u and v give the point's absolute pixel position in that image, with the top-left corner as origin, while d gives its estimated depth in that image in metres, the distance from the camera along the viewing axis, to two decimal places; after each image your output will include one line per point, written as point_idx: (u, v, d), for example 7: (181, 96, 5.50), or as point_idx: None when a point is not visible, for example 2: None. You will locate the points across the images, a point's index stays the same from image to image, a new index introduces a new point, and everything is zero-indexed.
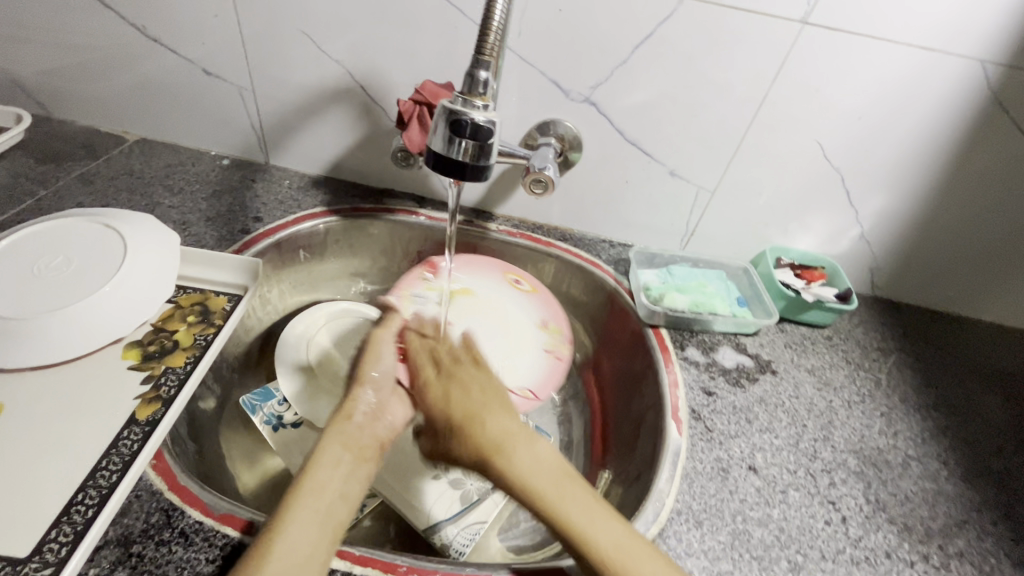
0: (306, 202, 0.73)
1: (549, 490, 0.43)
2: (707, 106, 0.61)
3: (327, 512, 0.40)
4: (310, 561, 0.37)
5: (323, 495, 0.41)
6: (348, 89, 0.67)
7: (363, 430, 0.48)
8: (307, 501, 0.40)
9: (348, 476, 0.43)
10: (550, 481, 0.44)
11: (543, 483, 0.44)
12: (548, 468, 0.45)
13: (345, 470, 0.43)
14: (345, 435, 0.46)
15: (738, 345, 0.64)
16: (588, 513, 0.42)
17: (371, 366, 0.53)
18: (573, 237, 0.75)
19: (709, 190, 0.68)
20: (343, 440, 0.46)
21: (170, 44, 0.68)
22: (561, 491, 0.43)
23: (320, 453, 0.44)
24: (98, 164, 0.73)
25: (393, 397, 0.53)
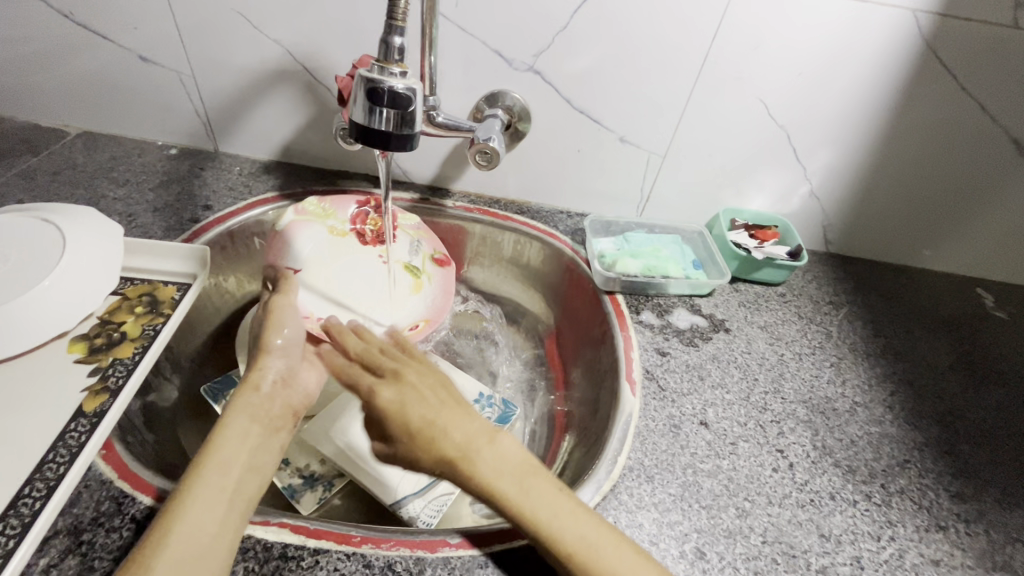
0: (257, 188, 0.72)
1: (511, 490, 0.43)
2: (653, 69, 0.61)
3: (234, 489, 0.40)
4: (215, 548, 0.36)
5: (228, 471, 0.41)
6: (290, 70, 0.66)
7: (272, 399, 0.49)
8: (210, 481, 0.39)
9: (256, 446, 0.44)
10: (510, 474, 0.44)
11: (507, 484, 0.43)
12: (507, 464, 0.45)
13: (252, 437, 0.44)
14: (252, 407, 0.47)
15: (693, 306, 0.65)
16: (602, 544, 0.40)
17: (275, 333, 0.54)
18: (530, 210, 0.75)
19: (660, 155, 0.68)
20: (252, 413, 0.46)
21: (100, 30, 0.66)
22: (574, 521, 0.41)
23: (227, 422, 0.44)
24: (39, 159, 0.71)
25: (302, 363, 0.54)
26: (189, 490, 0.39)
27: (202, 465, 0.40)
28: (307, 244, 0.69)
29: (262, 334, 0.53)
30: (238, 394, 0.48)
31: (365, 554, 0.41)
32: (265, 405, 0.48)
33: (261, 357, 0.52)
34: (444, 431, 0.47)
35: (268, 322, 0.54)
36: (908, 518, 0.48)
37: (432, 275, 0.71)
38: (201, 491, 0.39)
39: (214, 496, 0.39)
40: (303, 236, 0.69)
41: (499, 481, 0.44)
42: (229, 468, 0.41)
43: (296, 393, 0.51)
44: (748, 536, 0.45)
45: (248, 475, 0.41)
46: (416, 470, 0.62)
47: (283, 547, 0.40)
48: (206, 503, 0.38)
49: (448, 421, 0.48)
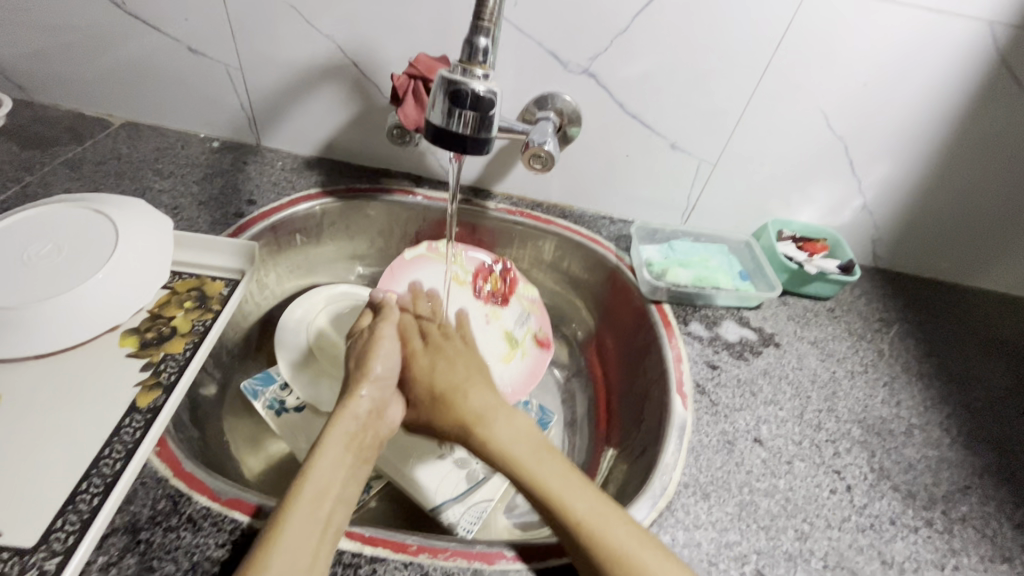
0: (300, 184, 0.71)
1: (552, 483, 0.43)
2: (711, 75, 0.60)
3: (327, 521, 0.39)
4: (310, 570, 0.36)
5: (323, 503, 0.40)
6: (339, 66, 0.65)
7: (366, 430, 0.47)
8: (307, 508, 0.38)
9: (347, 477, 0.43)
10: (532, 452, 0.46)
11: (521, 451, 0.46)
12: (524, 440, 0.47)
13: (347, 472, 0.43)
14: (347, 432, 0.45)
15: (741, 318, 0.64)
16: (607, 523, 0.40)
17: (376, 361, 0.51)
18: (573, 214, 0.74)
19: (711, 163, 0.67)
20: (347, 442, 0.45)
21: (151, 21, 0.65)
22: (605, 520, 0.40)
23: (324, 449, 0.43)
24: (84, 148, 0.71)
25: (393, 397, 0.52)
26: (284, 518, 0.38)
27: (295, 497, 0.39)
28: (419, 283, 0.70)
29: (363, 360, 0.51)
30: (339, 414, 0.47)
31: (421, 563, 0.40)
32: (359, 434, 0.46)
33: (354, 386, 0.49)
34: (466, 395, 0.51)
35: (370, 350, 0.52)
36: (972, 546, 0.47)
37: (528, 352, 0.68)
38: (296, 520, 0.37)
39: (308, 525, 0.38)
40: (422, 274, 0.71)
41: (529, 466, 0.45)
42: (324, 506, 0.39)
43: (386, 425, 0.49)
44: (809, 560, 0.44)
45: (338, 509, 0.40)
46: (454, 475, 0.61)
47: (340, 553, 0.40)
48: (297, 544, 0.36)
49: (471, 388, 0.52)
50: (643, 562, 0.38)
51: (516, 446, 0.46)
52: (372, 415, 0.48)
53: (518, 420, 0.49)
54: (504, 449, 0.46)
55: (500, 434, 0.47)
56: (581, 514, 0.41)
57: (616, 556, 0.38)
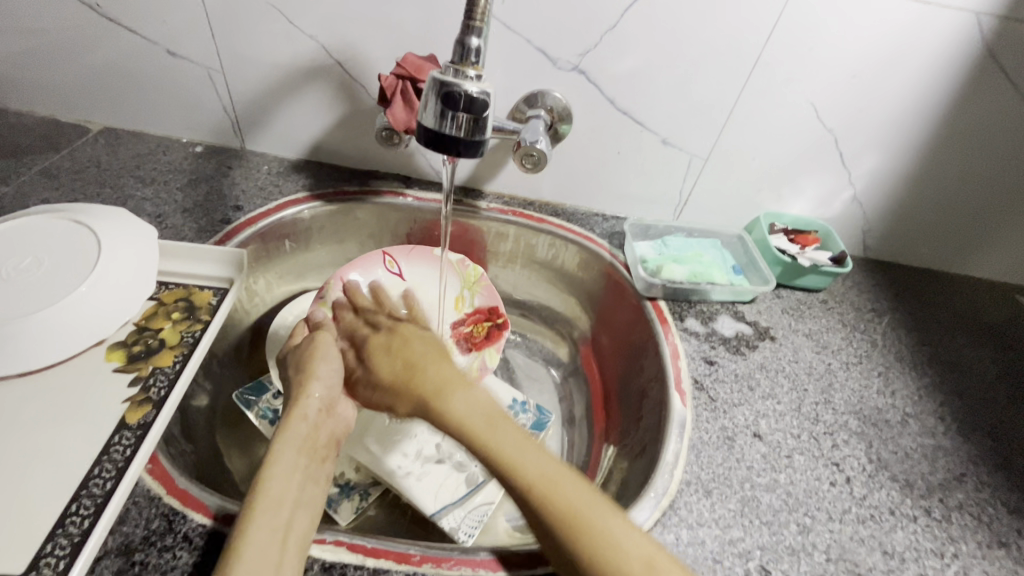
0: (287, 188, 0.70)
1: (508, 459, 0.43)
2: (702, 70, 0.59)
3: (286, 527, 0.38)
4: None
5: (281, 509, 0.39)
6: (324, 67, 0.64)
7: (319, 428, 0.48)
8: (265, 517, 0.38)
9: (304, 480, 0.42)
10: (482, 423, 0.46)
11: (504, 450, 0.43)
12: (511, 440, 0.44)
13: (303, 474, 0.43)
14: (300, 437, 0.45)
15: (736, 313, 0.64)
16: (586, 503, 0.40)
17: (320, 363, 0.52)
18: (565, 212, 0.74)
19: (702, 158, 0.67)
20: (300, 445, 0.45)
21: (128, 24, 0.63)
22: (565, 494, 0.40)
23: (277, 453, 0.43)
24: (62, 156, 0.69)
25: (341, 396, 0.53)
26: (248, 527, 0.37)
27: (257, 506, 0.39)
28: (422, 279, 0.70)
29: (307, 364, 0.52)
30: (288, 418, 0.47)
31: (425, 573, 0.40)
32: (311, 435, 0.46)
33: (303, 387, 0.50)
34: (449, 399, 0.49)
35: (313, 352, 0.53)
36: (969, 533, 0.47)
37: None
38: (257, 529, 0.37)
39: (269, 533, 0.37)
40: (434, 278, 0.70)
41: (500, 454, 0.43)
42: (283, 507, 0.39)
43: (339, 421, 0.50)
44: (811, 553, 0.44)
45: (297, 515, 0.40)
46: (454, 478, 0.61)
47: (342, 567, 0.39)
48: (262, 544, 0.36)
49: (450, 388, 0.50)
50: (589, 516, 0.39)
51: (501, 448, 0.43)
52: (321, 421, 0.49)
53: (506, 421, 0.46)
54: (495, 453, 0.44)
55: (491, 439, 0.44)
56: (537, 477, 0.41)
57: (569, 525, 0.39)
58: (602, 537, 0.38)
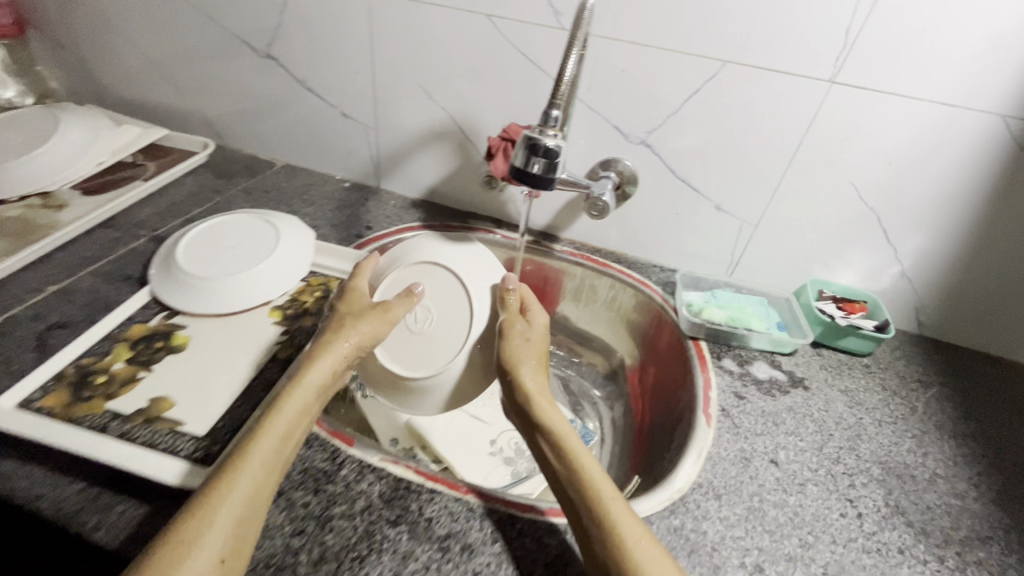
0: (406, 218, 0.89)
1: (600, 487, 0.47)
2: (750, 149, 0.71)
3: (249, 498, 0.43)
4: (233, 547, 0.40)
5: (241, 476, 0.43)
6: (449, 130, 0.84)
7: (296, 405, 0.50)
8: (226, 490, 0.42)
9: (274, 457, 0.46)
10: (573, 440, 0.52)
11: (596, 479, 0.47)
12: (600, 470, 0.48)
13: (280, 456, 0.47)
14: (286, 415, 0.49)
15: (773, 361, 0.70)
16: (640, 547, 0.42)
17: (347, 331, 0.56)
18: (627, 260, 0.86)
19: (752, 224, 0.77)
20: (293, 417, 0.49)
21: (320, 94, 0.89)
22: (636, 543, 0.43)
23: (294, 394, 0.50)
24: (256, 180, 0.95)
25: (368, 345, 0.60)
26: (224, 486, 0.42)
27: (274, 416, 0.48)
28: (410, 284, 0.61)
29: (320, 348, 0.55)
30: (315, 364, 0.54)
31: (469, 500, 0.49)
32: (325, 384, 0.53)
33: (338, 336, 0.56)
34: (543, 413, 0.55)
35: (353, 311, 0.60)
36: None
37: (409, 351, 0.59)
38: (231, 492, 0.42)
39: (234, 509, 0.41)
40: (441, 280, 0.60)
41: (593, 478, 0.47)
42: (242, 480, 0.43)
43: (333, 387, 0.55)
44: (809, 564, 0.49)
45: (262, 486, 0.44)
46: (501, 470, 0.73)
47: (407, 482, 0.50)
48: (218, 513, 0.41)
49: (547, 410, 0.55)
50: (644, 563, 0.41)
51: (582, 456, 0.50)
52: (317, 385, 0.53)
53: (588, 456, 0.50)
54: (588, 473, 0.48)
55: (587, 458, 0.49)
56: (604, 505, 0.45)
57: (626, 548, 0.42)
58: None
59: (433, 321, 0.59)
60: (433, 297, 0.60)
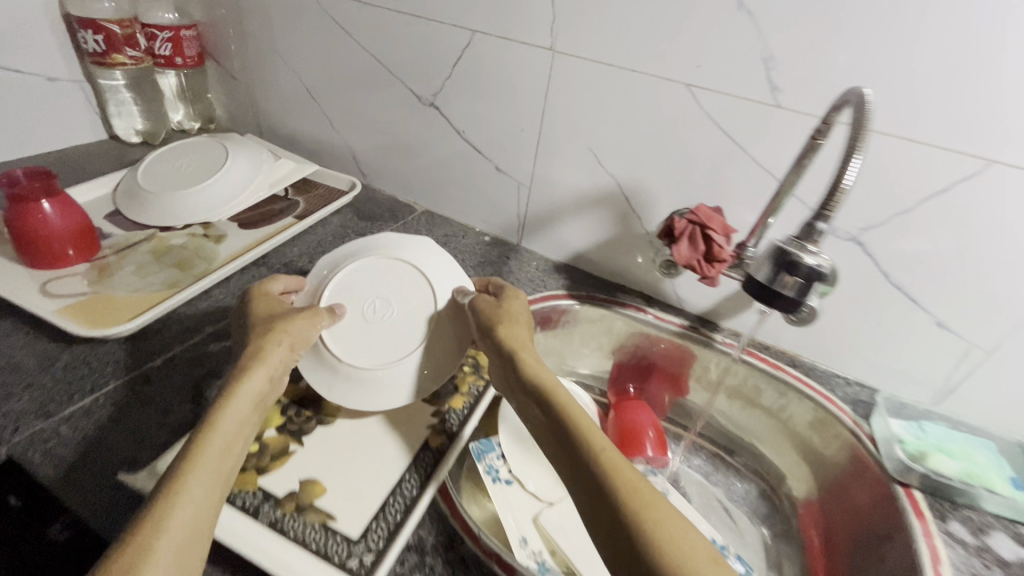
0: (550, 284, 0.83)
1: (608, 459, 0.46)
2: (1000, 264, 0.58)
3: (192, 531, 0.39)
4: None
5: (188, 509, 0.39)
6: (613, 197, 0.77)
7: (239, 420, 0.47)
8: (172, 525, 0.38)
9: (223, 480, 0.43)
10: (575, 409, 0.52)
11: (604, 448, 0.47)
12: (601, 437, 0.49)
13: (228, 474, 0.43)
14: (228, 430, 0.45)
15: (1016, 534, 0.56)
16: (660, 519, 0.42)
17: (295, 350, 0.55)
18: (803, 364, 0.74)
19: (984, 349, 0.63)
20: (235, 430, 0.46)
21: (477, 146, 0.85)
22: (654, 514, 0.42)
23: (233, 402, 0.47)
24: (398, 226, 0.93)
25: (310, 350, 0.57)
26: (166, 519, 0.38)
27: (217, 428, 0.45)
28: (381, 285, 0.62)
29: (257, 344, 0.52)
30: (249, 372, 0.50)
31: None
32: (265, 390, 0.50)
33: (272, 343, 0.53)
34: (549, 381, 0.55)
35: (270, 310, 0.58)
36: None
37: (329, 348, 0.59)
38: (173, 525, 0.38)
39: (174, 547, 0.37)
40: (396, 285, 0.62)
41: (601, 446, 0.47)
42: (189, 509, 0.40)
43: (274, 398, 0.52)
44: None
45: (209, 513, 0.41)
46: None
47: None
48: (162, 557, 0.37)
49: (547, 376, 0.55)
50: (672, 538, 0.41)
51: (586, 423, 0.50)
52: (253, 395, 0.49)
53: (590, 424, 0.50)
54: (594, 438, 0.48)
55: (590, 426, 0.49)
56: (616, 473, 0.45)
57: (644, 512, 0.42)
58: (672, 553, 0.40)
59: (399, 318, 0.61)
60: (400, 297, 0.62)
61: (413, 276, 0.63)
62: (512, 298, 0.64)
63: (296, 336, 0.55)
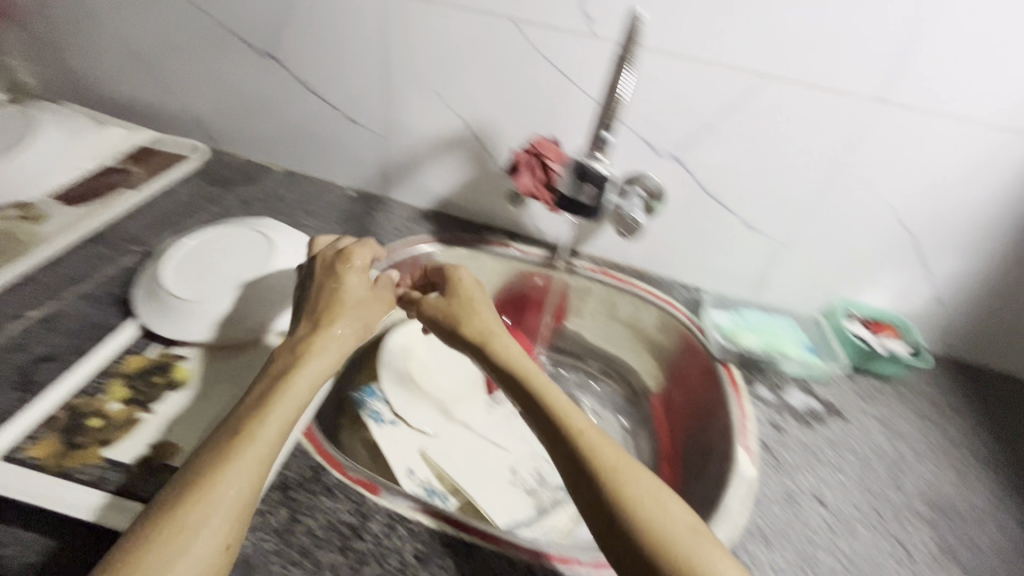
0: (417, 231, 0.85)
1: (591, 451, 0.48)
2: (785, 167, 0.68)
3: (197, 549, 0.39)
4: None
5: (184, 525, 0.39)
6: (464, 139, 0.79)
7: (233, 419, 0.47)
8: (174, 543, 0.38)
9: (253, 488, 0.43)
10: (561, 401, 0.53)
11: (586, 435, 0.49)
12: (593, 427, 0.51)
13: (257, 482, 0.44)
14: (258, 445, 0.45)
15: (807, 388, 0.68)
16: (657, 502, 0.45)
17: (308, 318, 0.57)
18: (649, 277, 0.82)
19: (782, 242, 0.74)
20: (265, 447, 0.45)
21: (326, 98, 0.83)
22: (650, 498, 0.45)
23: (276, 402, 0.48)
24: (254, 189, 0.89)
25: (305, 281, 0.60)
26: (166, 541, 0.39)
27: (271, 416, 0.47)
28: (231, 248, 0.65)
29: (312, 326, 0.55)
30: (304, 363, 0.52)
31: (510, 555, 0.46)
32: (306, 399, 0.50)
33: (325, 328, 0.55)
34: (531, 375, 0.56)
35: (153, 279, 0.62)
36: None
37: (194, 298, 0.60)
38: (180, 547, 0.38)
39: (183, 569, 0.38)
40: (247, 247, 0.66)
41: (585, 436, 0.49)
42: (193, 529, 0.39)
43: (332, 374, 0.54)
44: None
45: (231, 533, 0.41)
46: (525, 501, 0.69)
47: (444, 534, 0.47)
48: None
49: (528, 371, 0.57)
50: (670, 531, 0.43)
51: (571, 416, 0.52)
52: (298, 401, 0.49)
53: (577, 414, 0.52)
54: (573, 426, 0.50)
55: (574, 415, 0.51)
56: (612, 460, 0.47)
57: (630, 497, 0.45)
58: (674, 542, 0.42)
59: (247, 270, 0.63)
60: (248, 255, 0.65)
61: (260, 239, 0.66)
62: (448, 271, 0.66)
63: (359, 299, 0.59)
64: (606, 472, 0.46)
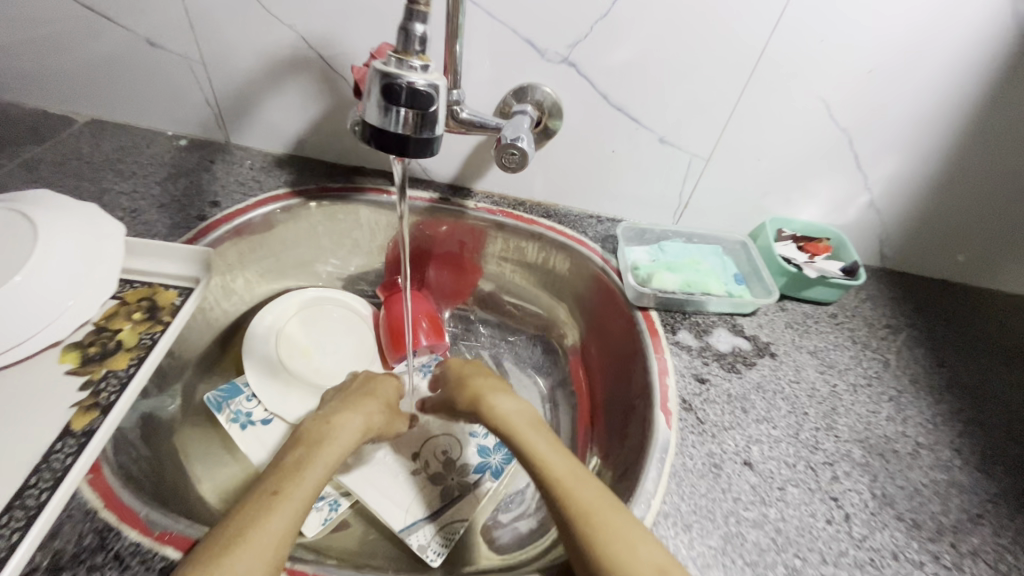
0: (268, 184, 0.67)
1: (586, 499, 0.43)
2: (700, 64, 0.55)
3: None
4: None
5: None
6: (305, 59, 0.61)
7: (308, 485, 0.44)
8: None
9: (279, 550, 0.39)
10: (545, 447, 0.49)
11: (576, 484, 0.44)
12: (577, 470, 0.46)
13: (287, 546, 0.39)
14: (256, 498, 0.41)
15: (734, 326, 0.59)
16: (629, 545, 0.39)
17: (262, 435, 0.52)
18: (557, 213, 0.70)
19: (704, 158, 0.62)
20: (301, 497, 0.43)
21: (108, 14, 0.61)
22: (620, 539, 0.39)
23: (310, 466, 0.46)
24: (44, 148, 0.68)
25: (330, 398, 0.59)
26: None
27: (303, 478, 0.44)
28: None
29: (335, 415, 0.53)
30: (319, 443, 0.49)
31: None
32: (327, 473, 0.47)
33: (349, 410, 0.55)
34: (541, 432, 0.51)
35: None
36: None
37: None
38: None
39: None
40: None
41: (568, 483, 0.44)
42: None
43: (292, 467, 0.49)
44: None
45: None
46: (428, 493, 0.60)
47: None
48: None
49: (533, 428, 0.51)
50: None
51: (550, 461, 0.47)
52: (331, 459, 0.48)
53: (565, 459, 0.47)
54: (554, 473, 0.46)
55: (557, 460, 0.47)
56: (580, 499, 0.43)
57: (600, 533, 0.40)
58: None
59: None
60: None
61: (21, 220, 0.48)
62: (388, 381, 0.62)
63: (370, 387, 0.60)
64: (580, 516, 0.41)
